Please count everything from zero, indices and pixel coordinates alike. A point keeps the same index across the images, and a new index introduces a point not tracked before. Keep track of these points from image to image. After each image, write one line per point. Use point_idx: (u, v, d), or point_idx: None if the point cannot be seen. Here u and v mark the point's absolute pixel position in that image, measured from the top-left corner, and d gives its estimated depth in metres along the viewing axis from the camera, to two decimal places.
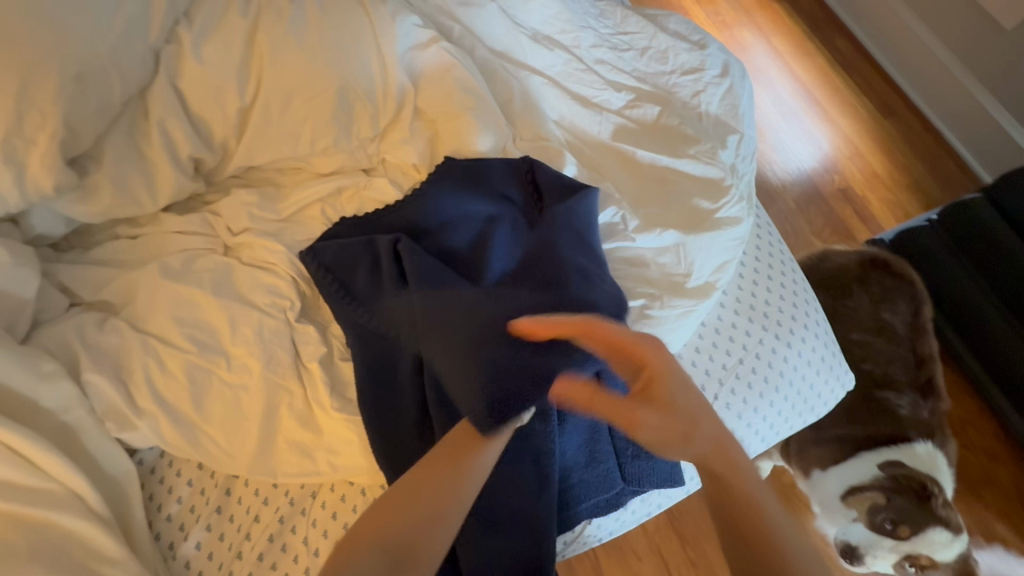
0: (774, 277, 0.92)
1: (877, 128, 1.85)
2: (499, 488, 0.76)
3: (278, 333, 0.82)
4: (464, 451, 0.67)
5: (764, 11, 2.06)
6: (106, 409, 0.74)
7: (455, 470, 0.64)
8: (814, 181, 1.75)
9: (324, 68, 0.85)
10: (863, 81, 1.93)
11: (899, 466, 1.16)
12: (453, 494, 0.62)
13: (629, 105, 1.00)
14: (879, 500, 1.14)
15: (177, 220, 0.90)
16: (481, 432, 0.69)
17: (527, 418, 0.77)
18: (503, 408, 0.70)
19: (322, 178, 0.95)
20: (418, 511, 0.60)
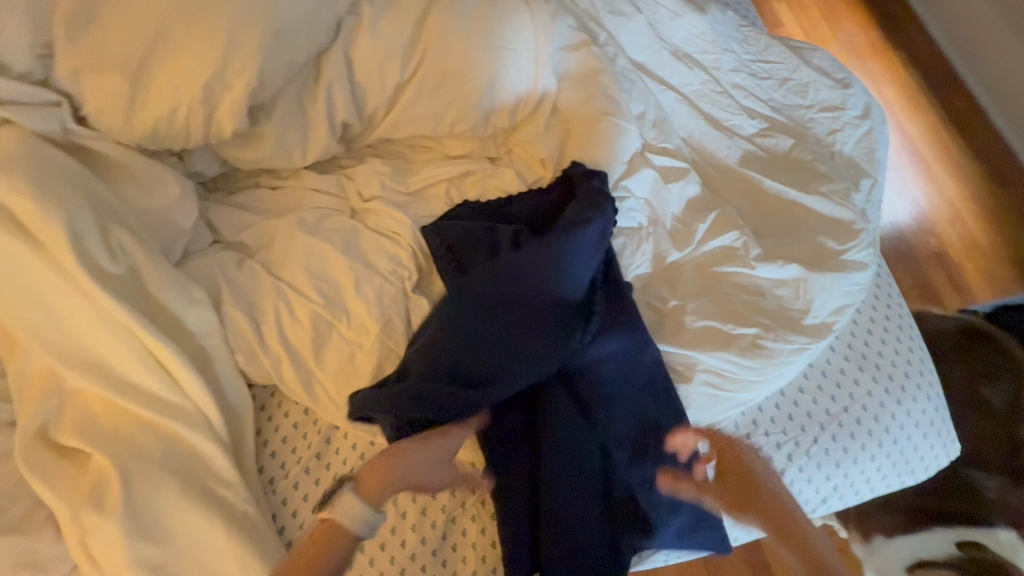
0: (890, 330, 0.90)
1: (986, 196, 1.75)
2: (588, 489, 0.77)
3: (395, 299, 0.86)
4: None
5: (885, 56, 1.98)
6: (238, 341, 0.80)
7: None
8: (911, 240, 1.68)
9: (481, 58, 0.89)
10: (978, 145, 1.84)
11: (980, 550, 1.10)
12: None
13: (761, 133, 0.99)
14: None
15: (315, 178, 0.95)
16: (319, 544, 0.68)
17: (623, 423, 0.78)
18: (325, 517, 0.69)
19: (451, 159, 0.99)
20: None
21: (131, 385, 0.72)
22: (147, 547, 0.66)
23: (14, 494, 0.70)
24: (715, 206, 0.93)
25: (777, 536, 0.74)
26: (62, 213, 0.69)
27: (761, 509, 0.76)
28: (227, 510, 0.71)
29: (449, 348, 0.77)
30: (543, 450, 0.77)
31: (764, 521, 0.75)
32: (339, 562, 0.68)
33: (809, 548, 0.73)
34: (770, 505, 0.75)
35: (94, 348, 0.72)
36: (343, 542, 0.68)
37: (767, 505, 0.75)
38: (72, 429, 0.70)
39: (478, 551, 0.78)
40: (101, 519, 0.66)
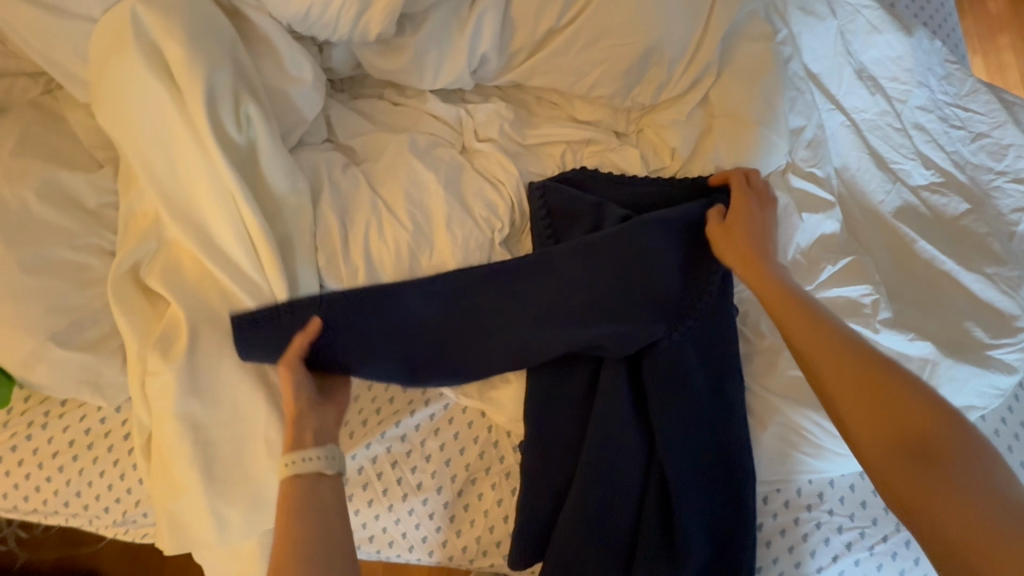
0: (1016, 452, 0.76)
1: None
2: (617, 499, 0.72)
3: (481, 247, 0.83)
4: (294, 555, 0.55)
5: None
6: (323, 241, 0.80)
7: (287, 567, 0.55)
8: None
9: (646, 22, 0.82)
10: None
11: None
12: None
13: (931, 187, 0.86)
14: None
15: (436, 105, 0.93)
16: (282, 509, 0.60)
17: (676, 445, 0.73)
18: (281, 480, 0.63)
19: (575, 123, 0.93)
20: None
21: (220, 251, 0.74)
22: (194, 406, 0.69)
23: (95, 317, 0.74)
24: (850, 251, 0.83)
25: (821, 362, 0.61)
26: (205, 69, 0.69)
27: (808, 326, 0.63)
28: (272, 395, 0.72)
29: (445, 309, 0.76)
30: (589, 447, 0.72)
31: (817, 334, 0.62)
32: (320, 496, 0.61)
33: (864, 365, 0.58)
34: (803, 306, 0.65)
35: (197, 204, 0.73)
36: (312, 487, 0.61)
37: (815, 325, 0.63)
38: (159, 274, 0.73)
39: (488, 519, 0.76)
40: (162, 363, 0.69)
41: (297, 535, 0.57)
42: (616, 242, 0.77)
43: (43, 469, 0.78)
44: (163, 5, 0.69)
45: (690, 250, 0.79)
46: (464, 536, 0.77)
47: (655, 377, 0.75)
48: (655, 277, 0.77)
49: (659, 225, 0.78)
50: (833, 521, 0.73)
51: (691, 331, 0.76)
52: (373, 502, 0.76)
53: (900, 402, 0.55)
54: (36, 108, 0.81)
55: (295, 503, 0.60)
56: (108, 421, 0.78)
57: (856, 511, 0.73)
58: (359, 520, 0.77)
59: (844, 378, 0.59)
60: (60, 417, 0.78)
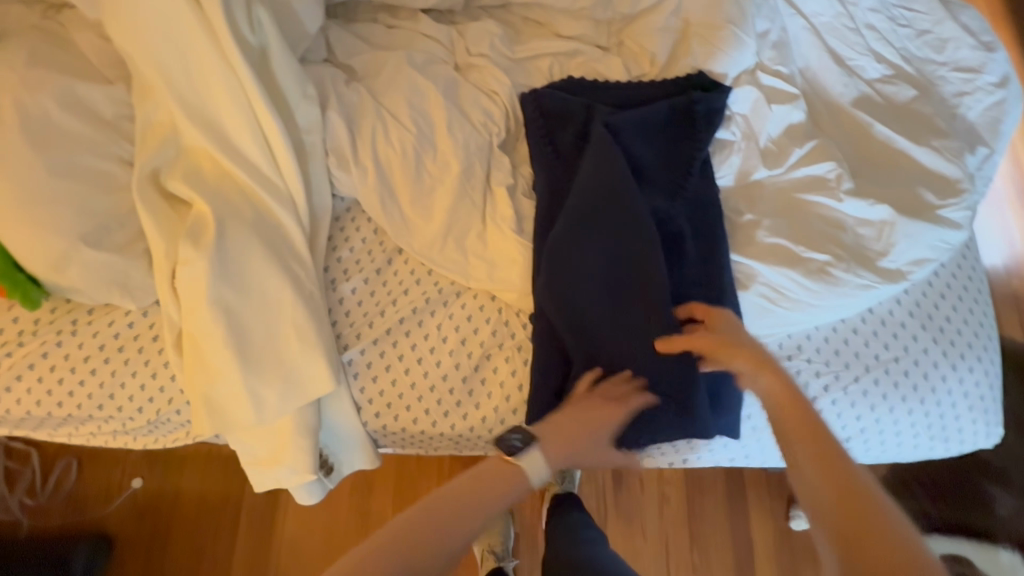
0: (965, 299, 0.85)
1: None
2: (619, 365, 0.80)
3: (481, 148, 0.89)
4: (463, 508, 0.61)
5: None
6: (334, 145, 0.85)
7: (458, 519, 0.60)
8: (992, 275, 1.58)
9: None
10: None
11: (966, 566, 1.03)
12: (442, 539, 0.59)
13: (884, 79, 0.95)
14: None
15: (429, 25, 0.98)
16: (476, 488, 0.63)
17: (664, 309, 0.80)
18: (513, 461, 0.67)
19: (560, 38, 0.99)
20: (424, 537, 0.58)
21: (239, 152, 0.78)
22: (225, 291, 0.74)
23: (121, 221, 0.77)
24: (815, 137, 0.92)
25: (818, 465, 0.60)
26: None
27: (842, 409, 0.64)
28: (299, 283, 0.78)
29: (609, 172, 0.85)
30: (595, 322, 0.80)
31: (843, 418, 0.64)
32: (501, 475, 0.65)
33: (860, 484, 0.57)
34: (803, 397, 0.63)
35: (215, 107, 0.77)
36: (506, 470, 0.66)
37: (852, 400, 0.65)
38: (183, 176, 0.77)
39: (503, 390, 0.83)
40: (194, 252, 0.73)
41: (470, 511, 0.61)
42: (601, 142, 0.84)
43: (75, 374, 0.80)
44: None
45: (666, 139, 0.87)
46: (483, 408, 0.84)
47: (649, 255, 0.80)
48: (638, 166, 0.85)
49: (635, 125, 0.86)
50: (808, 368, 0.83)
51: (679, 212, 0.84)
52: (396, 382, 0.83)
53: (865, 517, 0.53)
54: (39, 29, 0.83)
55: (482, 488, 0.63)
56: (136, 325, 0.81)
57: (826, 357, 0.83)
58: (384, 401, 0.84)
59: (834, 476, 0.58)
60: (89, 324, 0.81)
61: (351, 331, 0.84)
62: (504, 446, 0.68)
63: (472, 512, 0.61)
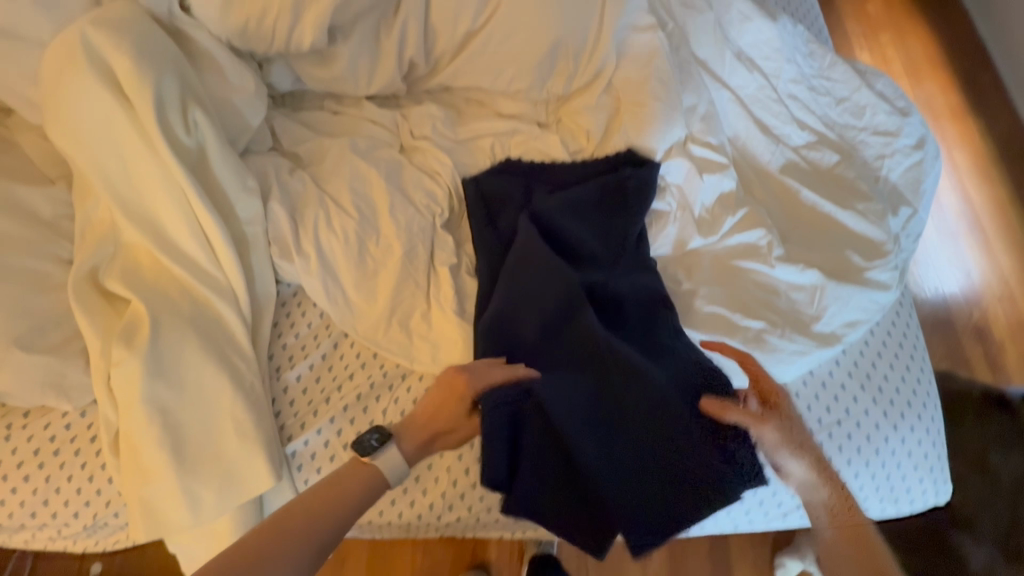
0: (900, 356, 0.87)
1: None
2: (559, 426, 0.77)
3: (423, 230, 0.91)
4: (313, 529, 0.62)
5: (982, 114, 1.84)
6: (276, 236, 0.86)
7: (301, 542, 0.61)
8: (952, 310, 1.61)
9: (548, 23, 0.94)
10: None
11: None
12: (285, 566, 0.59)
13: (808, 145, 1.00)
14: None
15: (373, 110, 1.02)
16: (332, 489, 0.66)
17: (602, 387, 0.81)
18: (367, 461, 0.68)
19: (500, 117, 1.03)
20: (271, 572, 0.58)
21: (177, 248, 0.79)
22: (160, 390, 0.73)
23: (58, 321, 0.77)
24: (746, 204, 0.95)
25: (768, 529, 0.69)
26: (152, 77, 0.74)
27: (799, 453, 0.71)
28: (238, 377, 0.77)
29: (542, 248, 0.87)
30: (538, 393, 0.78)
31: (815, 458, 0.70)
32: (369, 479, 0.68)
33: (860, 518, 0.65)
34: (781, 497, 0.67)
35: (153, 206, 0.79)
36: (359, 471, 0.68)
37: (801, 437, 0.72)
38: (120, 275, 0.77)
39: (450, 474, 0.82)
40: (127, 353, 0.73)
41: (328, 516, 0.64)
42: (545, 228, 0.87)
43: (7, 481, 0.78)
44: (108, 24, 0.74)
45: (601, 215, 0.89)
46: (430, 494, 0.83)
47: (588, 324, 0.80)
48: (573, 244, 0.87)
49: (570, 209, 0.89)
50: None
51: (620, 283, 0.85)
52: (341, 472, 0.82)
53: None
54: None
55: (347, 483, 0.67)
56: (74, 426, 0.79)
57: None
58: None
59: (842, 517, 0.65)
60: (23, 428, 0.79)
61: (295, 421, 0.83)
62: (359, 445, 0.69)
63: (325, 516, 0.63)
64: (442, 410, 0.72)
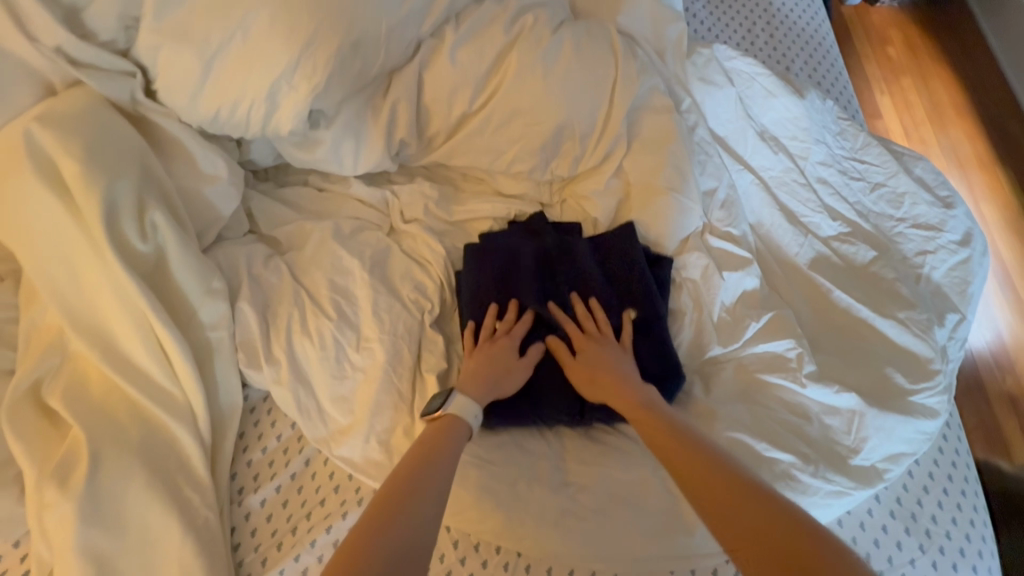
0: (948, 494, 0.77)
1: None
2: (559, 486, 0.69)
3: (410, 331, 0.80)
4: (426, 469, 0.61)
5: (1013, 165, 1.73)
6: (244, 340, 0.78)
7: (421, 473, 0.60)
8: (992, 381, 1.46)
9: (554, 105, 0.85)
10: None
11: None
12: (424, 494, 0.58)
13: (840, 237, 0.90)
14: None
15: (361, 188, 0.93)
16: (425, 444, 0.64)
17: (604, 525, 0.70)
18: (440, 413, 0.68)
19: (499, 197, 0.94)
20: (417, 504, 0.57)
21: (129, 362, 0.71)
22: (95, 536, 0.64)
23: None
24: (772, 305, 0.84)
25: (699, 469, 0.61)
26: (104, 183, 0.69)
27: (658, 435, 0.66)
28: (188, 514, 0.67)
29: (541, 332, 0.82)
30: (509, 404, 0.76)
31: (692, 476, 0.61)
32: (447, 434, 0.66)
33: (771, 523, 0.55)
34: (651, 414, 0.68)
35: (102, 316, 0.71)
36: (444, 425, 0.67)
37: (654, 425, 0.67)
38: (60, 394, 0.68)
39: None
40: (59, 496, 0.64)
41: (423, 485, 0.59)
42: (528, 229, 0.89)
43: None
44: (58, 123, 0.70)
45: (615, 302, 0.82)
46: None
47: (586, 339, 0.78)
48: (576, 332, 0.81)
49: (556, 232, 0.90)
50: None
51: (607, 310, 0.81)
52: None
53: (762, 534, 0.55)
54: None
55: (433, 439, 0.65)
56: None
57: None
58: None
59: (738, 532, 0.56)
60: None
61: (255, 557, 0.71)
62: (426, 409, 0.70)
63: (442, 461, 0.62)
64: (496, 371, 0.75)
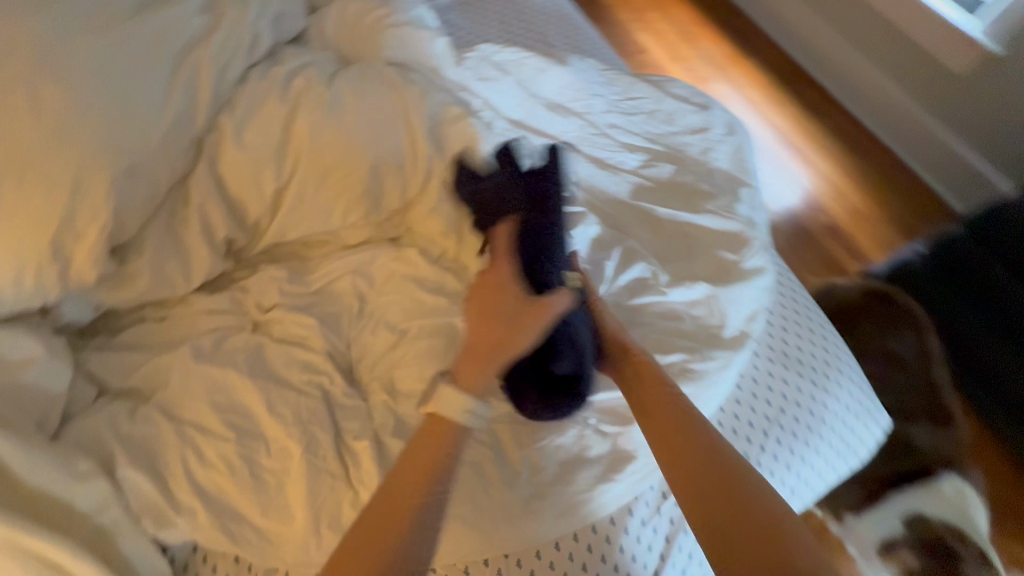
0: (800, 323, 0.95)
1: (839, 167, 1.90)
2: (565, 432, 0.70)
3: (316, 411, 0.79)
4: (416, 493, 0.63)
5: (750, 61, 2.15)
6: (141, 504, 0.71)
7: (406, 496, 0.63)
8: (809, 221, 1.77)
9: (360, 150, 0.89)
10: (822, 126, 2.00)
11: (919, 522, 1.16)
12: (414, 518, 0.62)
13: (643, 164, 1.04)
14: (911, 562, 1.13)
15: (206, 299, 0.88)
16: (420, 455, 0.65)
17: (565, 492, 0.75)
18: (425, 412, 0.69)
19: (349, 250, 0.95)
20: (406, 528, 0.62)
21: None
22: None
23: None
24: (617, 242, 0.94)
25: (677, 439, 0.68)
26: None
27: (660, 411, 0.71)
28: None
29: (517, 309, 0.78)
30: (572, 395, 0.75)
31: (665, 439, 0.68)
32: (443, 442, 0.66)
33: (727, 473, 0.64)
34: (652, 386, 0.73)
35: None
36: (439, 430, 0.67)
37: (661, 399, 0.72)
38: None
39: None
40: None
41: (416, 511, 0.62)
42: (529, 186, 0.83)
43: None
44: None
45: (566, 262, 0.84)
46: None
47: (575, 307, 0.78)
48: None
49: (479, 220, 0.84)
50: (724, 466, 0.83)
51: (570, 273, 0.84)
52: None
53: (730, 491, 0.63)
54: None
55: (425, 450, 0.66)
56: None
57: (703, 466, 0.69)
58: None
59: (705, 485, 0.64)
60: None
61: None
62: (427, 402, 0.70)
63: (433, 478, 0.64)
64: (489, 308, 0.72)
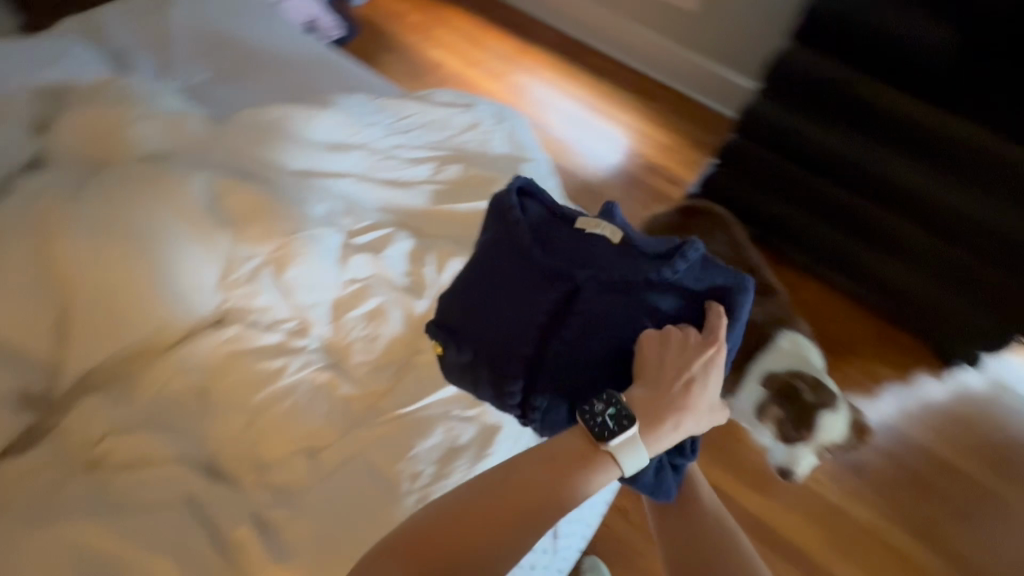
0: None
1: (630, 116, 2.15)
2: (585, 442, 0.63)
3: (176, 519, 0.76)
4: (550, 490, 0.61)
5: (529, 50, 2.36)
6: None
7: (535, 488, 0.61)
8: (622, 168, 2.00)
9: (135, 250, 0.85)
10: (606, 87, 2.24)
11: (774, 377, 1.34)
12: (523, 518, 0.60)
13: (434, 171, 1.16)
14: (780, 414, 1.31)
15: (18, 461, 0.80)
16: (590, 458, 0.62)
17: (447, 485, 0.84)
18: (605, 443, 0.61)
19: (171, 351, 0.91)
20: (494, 534, 0.60)
21: None
22: None
23: None
24: (431, 247, 1.05)
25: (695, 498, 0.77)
26: None
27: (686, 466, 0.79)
28: None
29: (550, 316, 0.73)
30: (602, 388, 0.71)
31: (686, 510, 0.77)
32: (580, 456, 0.62)
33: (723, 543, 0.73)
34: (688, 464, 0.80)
35: None
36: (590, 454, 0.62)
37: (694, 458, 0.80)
38: None
39: None
40: None
41: (517, 508, 0.60)
42: (645, 255, 0.75)
43: None
44: None
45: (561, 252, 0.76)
46: None
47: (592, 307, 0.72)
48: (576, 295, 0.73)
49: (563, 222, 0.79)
50: None
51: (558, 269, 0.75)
52: None
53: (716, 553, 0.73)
54: None
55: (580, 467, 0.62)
56: None
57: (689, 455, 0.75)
58: None
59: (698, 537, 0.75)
60: None
61: None
62: (591, 430, 0.61)
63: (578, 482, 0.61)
64: (676, 391, 0.63)
